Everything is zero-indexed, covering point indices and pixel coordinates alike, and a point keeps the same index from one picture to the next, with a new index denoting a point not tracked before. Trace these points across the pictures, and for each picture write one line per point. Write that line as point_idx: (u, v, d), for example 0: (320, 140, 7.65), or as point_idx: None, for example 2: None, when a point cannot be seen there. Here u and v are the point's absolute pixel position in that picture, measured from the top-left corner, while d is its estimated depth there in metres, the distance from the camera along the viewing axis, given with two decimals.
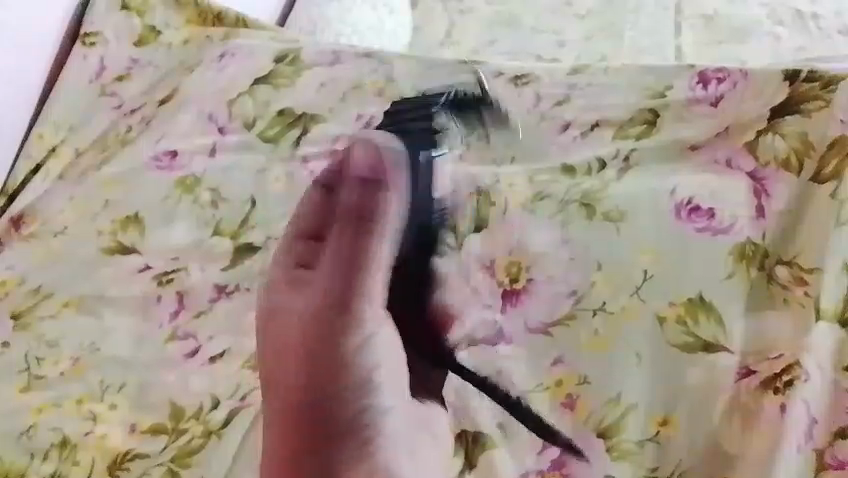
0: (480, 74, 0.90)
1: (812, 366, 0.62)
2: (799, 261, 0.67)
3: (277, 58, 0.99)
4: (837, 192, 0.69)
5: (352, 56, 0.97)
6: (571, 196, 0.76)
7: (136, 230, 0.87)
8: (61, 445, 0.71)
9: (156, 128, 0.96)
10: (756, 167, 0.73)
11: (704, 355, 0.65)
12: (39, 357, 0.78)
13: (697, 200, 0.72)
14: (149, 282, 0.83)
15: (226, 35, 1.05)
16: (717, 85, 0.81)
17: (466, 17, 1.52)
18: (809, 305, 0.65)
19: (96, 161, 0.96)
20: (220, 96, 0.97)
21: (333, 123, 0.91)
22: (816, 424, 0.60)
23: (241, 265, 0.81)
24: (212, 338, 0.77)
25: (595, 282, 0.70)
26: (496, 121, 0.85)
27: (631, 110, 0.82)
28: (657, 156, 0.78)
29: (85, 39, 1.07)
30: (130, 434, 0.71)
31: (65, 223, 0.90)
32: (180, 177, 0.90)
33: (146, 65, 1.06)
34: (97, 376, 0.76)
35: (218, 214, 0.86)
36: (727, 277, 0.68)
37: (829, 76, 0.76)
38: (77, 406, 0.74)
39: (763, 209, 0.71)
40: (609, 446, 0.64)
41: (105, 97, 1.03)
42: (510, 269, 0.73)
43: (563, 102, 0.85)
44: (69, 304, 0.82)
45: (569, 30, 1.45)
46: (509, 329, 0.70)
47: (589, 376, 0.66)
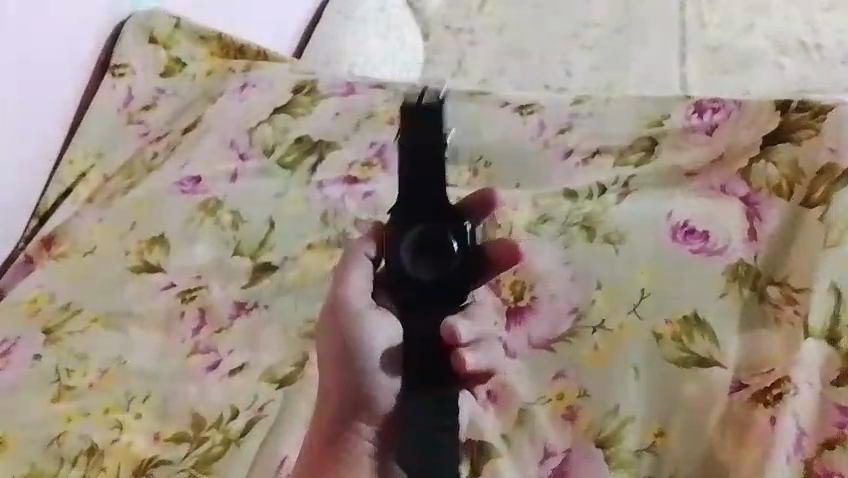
0: (488, 104, 0.95)
1: (802, 381, 0.65)
2: (789, 281, 0.71)
3: (296, 89, 1.05)
4: (824, 216, 0.72)
5: (367, 87, 1.03)
6: (574, 219, 0.80)
7: (161, 250, 0.92)
8: (89, 452, 0.75)
9: (180, 154, 1.01)
10: (749, 192, 0.77)
11: (697, 370, 0.68)
12: (68, 369, 0.82)
13: (692, 224, 0.76)
14: (172, 298, 0.87)
15: (247, 66, 1.11)
16: (712, 115, 0.85)
17: (477, 49, 1.59)
18: (798, 324, 0.68)
19: (123, 185, 1.01)
20: (241, 124, 1.03)
21: (347, 151, 0.98)
22: (805, 435, 0.64)
23: (257, 285, 0.87)
24: (232, 352, 0.82)
25: (595, 300, 0.74)
26: (501, 149, 0.90)
27: (630, 138, 0.87)
28: (654, 182, 0.82)
29: (115, 70, 1.13)
30: (153, 443, 0.76)
31: (94, 244, 0.95)
32: (203, 200, 0.95)
33: (172, 95, 1.11)
34: (124, 388, 0.80)
35: (238, 235, 0.91)
36: (721, 296, 0.71)
37: (818, 107, 0.79)
38: (104, 416, 0.78)
39: (755, 232, 0.74)
40: (608, 456, 0.67)
41: (133, 125, 1.09)
42: (514, 288, 0.77)
43: (566, 131, 0.90)
44: (97, 321, 0.86)
45: (577, 61, 1.52)
46: (513, 344, 0.74)
47: (589, 389, 0.70)
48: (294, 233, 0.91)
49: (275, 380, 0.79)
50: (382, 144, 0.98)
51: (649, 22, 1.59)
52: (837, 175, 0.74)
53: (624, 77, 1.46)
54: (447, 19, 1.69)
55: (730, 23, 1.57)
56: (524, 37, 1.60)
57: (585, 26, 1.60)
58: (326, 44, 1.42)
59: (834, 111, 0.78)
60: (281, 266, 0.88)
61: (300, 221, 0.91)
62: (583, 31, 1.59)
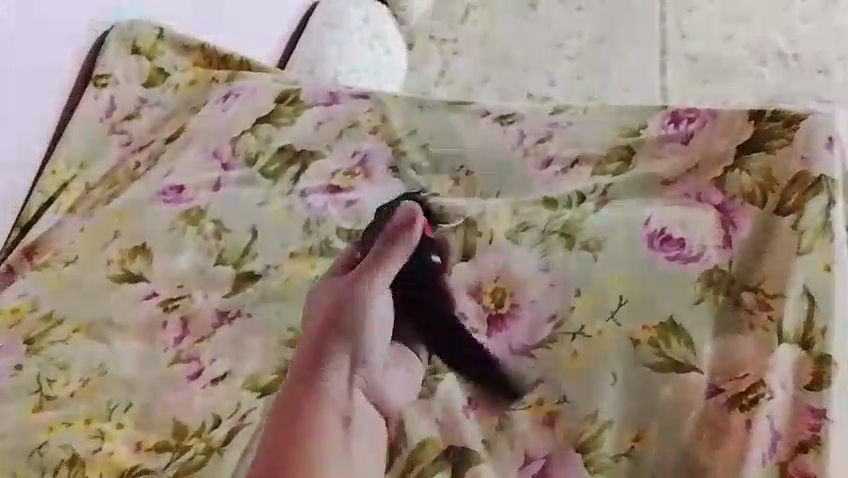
0: (469, 115, 0.96)
1: (775, 385, 0.66)
2: (763, 287, 0.72)
3: (279, 99, 1.05)
4: (797, 223, 0.73)
5: (349, 96, 1.04)
6: (553, 225, 0.81)
7: (144, 260, 0.92)
8: (69, 461, 0.75)
9: (163, 163, 1.02)
10: (723, 200, 0.79)
11: (674, 374, 0.69)
12: (49, 379, 0.82)
13: (669, 231, 0.77)
14: (155, 307, 0.87)
15: (231, 76, 1.12)
16: (687, 125, 0.87)
17: (460, 58, 1.61)
18: (772, 329, 0.69)
19: (105, 194, 1.02)
20: (225, 134, 1.03)
21: (331, 161, 0.98)
22: (779, 439, 0.65)
23: (241, 293, 0.87)
24: (214, 361, 0.82)
25: (574, 306, 0.75)
26: (482, 159, 0.92)
27: (607, 148, 0.89)
28: (632, 190, 0.83)
29: (96, 80, 1.13)
30: (135, 452, 0.76)
31: (76, 253, 0.95)
32: (185, 210, 0.95)
33: (155, 104, 1.12)
34: (105, 397, 0.80)
35: (221, 244, 0.91)
36: (697, 302, 0.73)
37: (790, 116, 0.81)
38: (85, 425, 0.78)
39: (730, 239, 0.76)
40: (587, 460, 0.68)
41: (115, 134, 1.09)
42: (495, 295, 0.78)
43: (546, 140, 0.91)
44: (78, 331, 0.87)
45: (559, 71, 1.53)
46: (493, 352, 0.75)
47: (569, 395, 0.71)
48: (277, 243, 0.90)
49: (257, 387, 0.78)
50: (366, 153, 0.98)
51: (629, 32, 1.62)
52: (809, 183, 0.75)
53: (604, 87, 1.48)
54: (431, 28, 1.71)
55: (710, 33, 1.59)
56: (506, 46, 1.62)
57: (566, 36, 1.63)
58: (311, 54, 1.43)
59: (806, 120, 0.80)
60: (264, 275, 0.88)
61: (282, 231, 0.91)
62: (564, 41, 1.61)
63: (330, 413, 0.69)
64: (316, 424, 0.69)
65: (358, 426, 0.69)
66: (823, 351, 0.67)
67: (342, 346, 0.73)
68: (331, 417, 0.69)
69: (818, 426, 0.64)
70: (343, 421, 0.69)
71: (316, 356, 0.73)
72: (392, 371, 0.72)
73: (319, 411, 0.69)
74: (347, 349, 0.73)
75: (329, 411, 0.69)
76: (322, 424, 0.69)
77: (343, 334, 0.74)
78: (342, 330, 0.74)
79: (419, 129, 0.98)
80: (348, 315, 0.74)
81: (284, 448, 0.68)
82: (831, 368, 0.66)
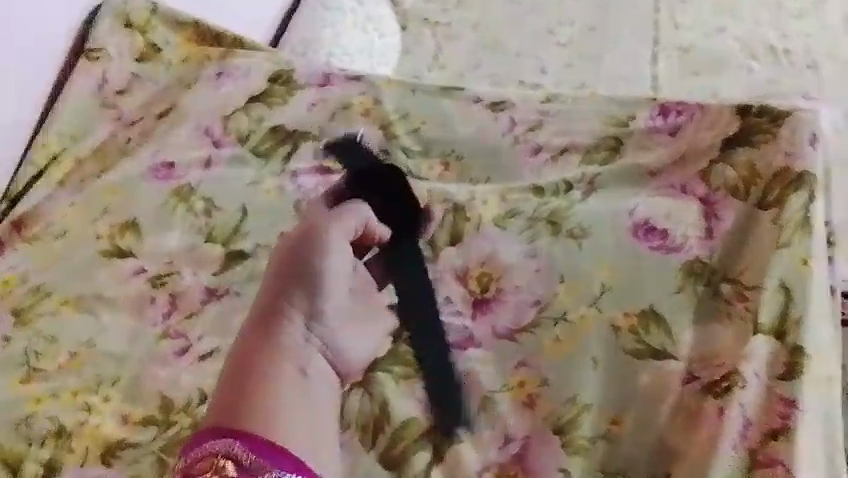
0: (461, 101, 0.97)
1: (749, 374, 0.68)
2: (742, 278, 0.74)
3: (271, 78, 1.05)
4: (778, 217, 0.75)
5: (342, 78, 1.04)
6: (540, 213, 0.83)
7: (133, 236, 0.93)
8: (57, 433, 0.76)
9: (154, 140, 1.02)
10: (707, 192, 0.80)
11: (652, 361, 0.71)
12: (38, 351, 0.83)
13: (653, 221, 0.79)
14: (144, 283, 0.88)
15: (225, 53, 1.11)
16: (676, 117, 0.88)
17: (453, 42, 1.62)
18: (749, 320, 0.71)
19: (96, 170, 1.02)
20: (217, 112, 1.04)
21: (321, 141, 0.98)
22: (750, 426, 0.67)
23: (230, 271, 0.88)
24: (201, 337, 0.83)
25: (558, 292, 0.77)
26: (473, 146, 0.92)
27: (596, 137, 0.90)
28: (619, 180, 0.84)
29: (89, 55, 1.13)
30: (122, 425, 0.77)
31: (65, 228, 0.95)
32: (176, 187, 0.96)
33: (147, 81, 1.12)
34: (93, 371, 0.81)
35: (211, 222, 0.92)
36: (677, 291, 0.75)
37: (777, 112, 0.82)
38: (72, 397, 0.79)
39: (712, 230, 0.78)
40: (565, 442, 0.69)
41: (107, 109, 1.09)
42: (481, 280, 0.80)
43: (536, 128, 0.92)
44: (67, 304, 0.87)
45: (552, 59, 1.54)
46: (477, 334, 0.76)
47: (549, 379, 0.73)
48: (267, 223, 0.91)
49: None
50: (358, 135, 0.97)
51: (623, 21, 1.62)
52: (791, 178, 0.77)
53: (596, 76, 1.49)
54: (425, 11, 1.71)
55: (704, 25, 1.61)
56: (500, 32, 1.63)
57: (560, 24, 1.63)
58: (304, 33, 1.43)
59: (792, 116, 0.81)
60: (253, 254, 0.89)
61: (272, 211, 0.92)
62: (558, 28, 1.62)
63: (286, 364, 0.61)
64: (270, 375, 0.59)
65: (314, 377, 0.62)
66: (796, 343, 0.69)
67: (300, 293, 0.66)
68: (287, 368, 0.60)
69: (789, 414, 0.66)
70: (300, 369, 0.61)
71: (271, 302, 0.66)
72: (348, 326, 0.69)
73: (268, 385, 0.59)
74: (307, 295, 0.66)
75: (286, 361, 0.61)
76: (277, 373, 0.60)
77: (294, 294, 0.66)
78: (300, 277, 0.67)
79: (410, 112, 0.98)
80: (304, 276, 0.67)
81: (230, 413, 0.56)
82: (803, 360, 0.69)
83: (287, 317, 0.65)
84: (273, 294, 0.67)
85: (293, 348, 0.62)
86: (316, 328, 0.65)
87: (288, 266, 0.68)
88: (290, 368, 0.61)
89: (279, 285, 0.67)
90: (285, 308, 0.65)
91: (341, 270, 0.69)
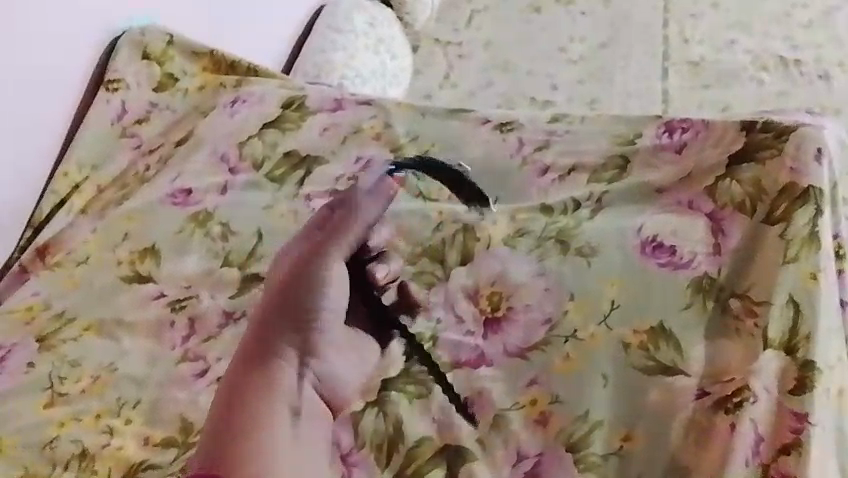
0: (468, 123, 0.98)
1: (760, 389, 0.69)
2: (750, 294, 0.75)
3: (284, 104, 1.07)
4: (785, 232, 0.76)
5: (353, 102, 1.05)
6: (548, 233, 0.84)
7: (152, 261, 0.95)
8: (81, 455, 0.79)
9: (172, 167, 1.05)
10: (714, 209, 0.81)
11: (662, 377, 0.72)
12: (62, 375, 0.86)
13: (661, 238, 0.80)
14: (163, 307, 0.90)
15: (238, 81, 1.14)
16: (681, 135, 0.88)
17: (465, 61, 1.64)
18: (758, 335, 0.72)
19: (116, 196, 1.05)
20: (232, 138, 1.06)
21: (336, 165, 1.00)
22: (763, 442, 0.68)
23: (247, 294, 0.89)
24: (219, 359, 0.84)
25: (567, 311, 0.78)
26: (482, 166, 0.94)
27: (603, 156, 0.90)
28: (626, 199, 0.85)
29: (108, 86, 1.16)
30: (143, 446, 0.79)
31: (87, 254, 0.98)
32: (193, 213, 0.98)
33: (165, 109, 1.15)
34: (115, 394, 0.84)
35: (228, 246, 0.94)
36: (685, 307, 0.76)
37: (782, 127, 0.82)
38: (95, 420, 0.82)
39: (719, 246, 0.78)
40: (577, 459, 0.71)
41: (126, 138, 1.13)
42: (492, 299, 0.81)
43: (544, 147, 0.93)
44: (89, 329, 0.90)
45: (561, 76, 1.56)
46: (489, 353, 0.78)
47: (560, 396, 0.74)
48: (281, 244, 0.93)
49: None
50: (368, 159, 0.99)
51: (633, 38, 1.64)
52: (797, 194, 0.77)
53: (605, 93, 1.50)
54: (437, 32, 1.73)
55: (713, 39, 1.62)
56: (511, 51, 1.65)
57: (570, 42, 1.65)
58: (317, 58, 1.44)
59: (797, 131, 0.81)
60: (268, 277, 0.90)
61: (286, 234, 0.93)
62: (568, 46, 1.64)
63: (277, 398, 0.74)
64: (265, 405, 0.73)
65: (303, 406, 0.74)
66: (807, 357, 0.70)
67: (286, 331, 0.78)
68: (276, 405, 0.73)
69: (801, 429, 0.67)
70: (293, 404, 0.74)
71: (264, 336, 0.78)
72: (343, 358, 0.77)
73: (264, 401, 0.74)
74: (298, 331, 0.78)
75: (277, 401, 0.73)
76: (272, 413, 0.73)
77: (281, 330, 0.78)
78: (292, 314, 0.78)
79: (421, 134, 0.99)
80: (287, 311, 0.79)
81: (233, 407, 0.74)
82: (815, 374, 0.69)
83: (280, 353, 0.77)
84: (270, 327, 0.78)
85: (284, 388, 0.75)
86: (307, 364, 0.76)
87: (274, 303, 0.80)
88: (283, 405, 0.73)
89: (275, 316, 0.79)
90: (278, 343, 0.77)
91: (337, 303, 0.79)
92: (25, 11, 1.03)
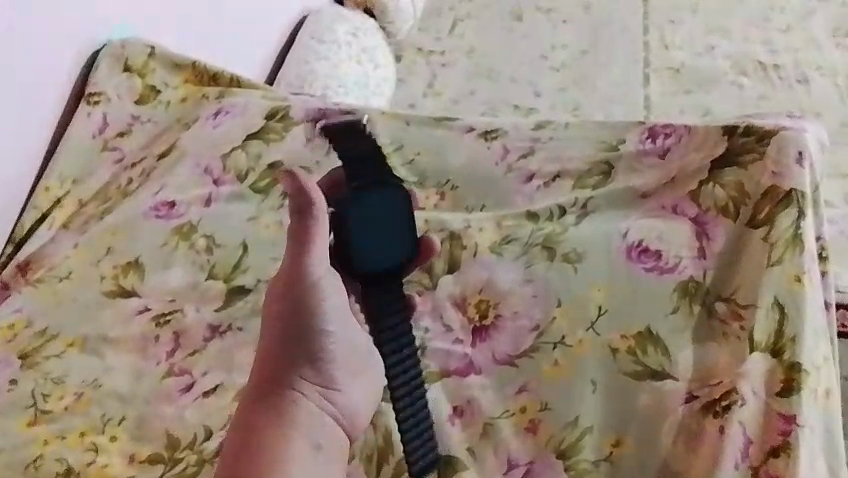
0: (452, 131, 0.97)
1: (747, 391, 0.69)
2: (736, 297, 0.75)
3: (269, 115, 1.06)
4: (768, 236, 0.76)
5: (336, 112, 1.04)
6: (535, 239, 0.84)
7: (136, 275, 0.94)
8: (65, 473, 0.77)
9: (155, 180, 1.04)
10: (698, 212, 0.82)
11: (651, 381, 0.73)
12: (45, 393, 0.85)
13: (646, 243, 0.80)
14: (147, 322, 0.89)
15: (221, 92, 1.13)
16: (664, 140, 0.88)
17: (448, 69, 1.65)
18: (744, 338, 0.72)
19: (98, 210, 1.04)
20: (215, 150, 1.05)
21: (319, 175, 0.99)
22: (751, 444, 0.68)
23: (231, 307, 0.89)
24: (206, 374, 0.84)
25: (555, 317, 0.78)
26: (467, 172, 0.94)
27: (587, 162, 0.90)
28: (611, 204, 0.86)
29: (89, 98, 1.15)
30: (129, 464, 0.78)
31: (69, 270, 0.96)
32: (177, 226, 0.97)
33: (147, 121, 1.14)
34: (99, 410, 0.83)
35: (212, 258, 0.93)
36: (673, 311, 0.76)
37: (763, 131, 0.83)
38: (80, 438, 0.80)
39: (704, 250, 0.79)
40: (568, 465, 0.70)
41: (108, 151, 1.12)
42: (479, 306, 0.81)
43: (528, 155, 0.93)
44: (72, 346, 0.89)
45: (543, 83, 1.57)
46: (478, 360, 0.78)
47: (550, 402, 0.74)
48: (267, 255, 0.92)
49: None
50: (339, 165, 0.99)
51: (614, 45, 1.65)
52: (780, 196, 0.78)
53: (588, 99, 1.51)
54: (419, 42, 1.73)
55: (693, 44, 1.63)
56: (493, 59, 1.65)
57: (552, 49, 1.66)
58: (301, 68, 1.44)
59: (778, 134, 0.81)
60: (254, 289, 0.90)
61: (272, 245, 0.93)
62: (550, 53, 1.65)
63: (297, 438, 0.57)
64: (284, 450, 0.56)
65: (327, 448, 0.59)
66: (793, 359, 0.70)
67: (297, 352, 0.60)
68: (297, 441, 0.57)
69: (789, 431, 0.67)
70: (312, 442, 0.58)
71: (272, 363, 0.60)
72: (365, 384, 0.63)
73: (281, 438, 0.57)
74: (313, 354, 0.60)
75: (294, 436, 0.57)
76: (287, 447, 0.56)
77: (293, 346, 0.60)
78: (302, 335, 0.60)
79: (404, 144, 0.98)
80: (295, 324, 0.60)
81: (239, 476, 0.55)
82: (801, 375, 0.69)
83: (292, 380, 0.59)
84: (275, 357, 0.60)
85: (303, 422, 0.58)
86: (326, 392, 0.60)
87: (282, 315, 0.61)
88: (303, 441, 0.57)
89: (279, 346, 0.61)
90: (290, 366, 0.60)
91: (336, 317, 0.61)
92: (23, 13, 1.04)
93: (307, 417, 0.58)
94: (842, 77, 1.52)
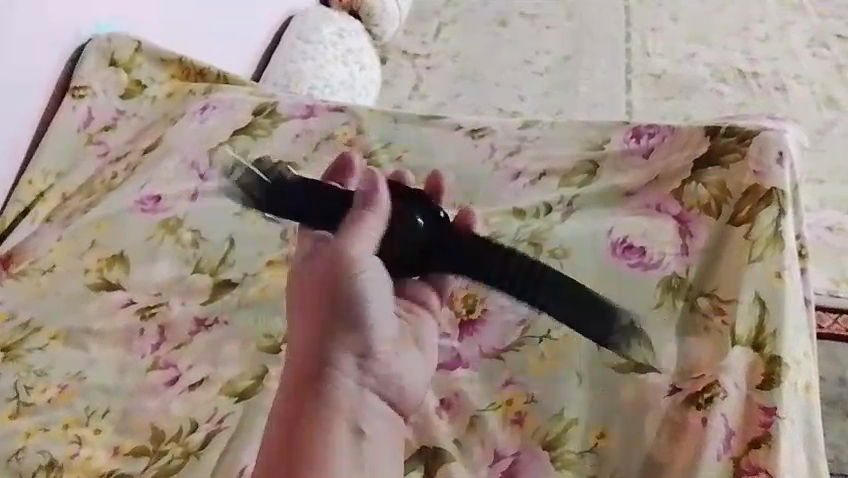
0: (441, 127, 0.98)
1: (728, 384, 0.70)
2: (718, 293, 0.76)
3: (256, 111, 1.06)
4: (750, 233, 0.78)
5: (324, 108, 1.04)
6: (521, 236, 0.86)
7: (121, 268, 0.93)
8: (48, 466, 0.77)
9: (140, 174, 1.03)
10: (681, 211, 0.83)
11: (635, 375, 0.74)
12: (27, 385, 0.84)
13: (631, 239, 0.82)
14: (132, 315, 0.89)
15: (208, 89, 1.13)
16: (648, 140, 0.90)
17: (433, 72, 1.66)
18: (726, 331, 0.74)
19: (82, 203, 1.03)
20: (203, 145, 1.05)
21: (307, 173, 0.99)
22: (733, 436, 0.68)
23: (218, 301, 0.88)
24: (191, 367, 0.83)
25: (542, 311, 0.79)
26: (453, 170, 0.94)
27: (573, 160, 0.92)
28: (597, 201, 0.87)
29: (74, 92, 1.14)
30: (113, 457, 0.77)
31: (53, 262, 0.96)
32: (163, 220, 0.97)
33: (132, 116, 1.14)
34: (83, 403, 0.82)
35: (198, 253, 0.93)
36: (657, 305, 0.78)
37: (744, 131, 0.84)
38: (63, 431, 0.80)
39: (687, 247, 0.81)
40: (554, 456, 0.71)
41: (92, 145, 1.11)
42: (466, 301, 0.81)
43: (515, 152, 0.94)
44: (55, 338, 0.88)
45: (528, 87, 1.59)
46: (466, 353, 0.78)
47: (535, 395, 0.74)
48: (253, 251, 0.92)
49: (234, 392, 0.80)
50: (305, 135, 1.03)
51: (597, 51, 1.67)
52: (761, 195, 0.80)
53: (571, 104, 1.53)
54: (405, 44, 1.74)
55: (674, 51, 1.66)
56: (478, 63, 1.67)
57: (537, 54, 1.68)
58: (287, 68, 1.45)
59: (759, 135, 0.83)
60: (241, 283, 0.89)
61: (258, 240, 0.93)
62: (534, 57, 1.67)
63: (340, 426, 0.55)
64: (327, 445, 0.54)
65: (372, 434, 0.57)
66: (774, 352, 0.71)
67: (346, 333, 0.57)
68: (341, 430, 0.55)
69: (770, 422, 0.68)
70: (355, 433, 0.56)
71: (311, 350, 0.57)
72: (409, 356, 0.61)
73: (326, 426, 0.55)
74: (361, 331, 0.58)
75: (337, 427, 0.55)
76: (331, 434, 0.54)
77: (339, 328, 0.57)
78: (343, 318, 0.58)
79: (393, 142, 0.99)
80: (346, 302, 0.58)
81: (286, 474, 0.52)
82: (781, 368, 0.71)
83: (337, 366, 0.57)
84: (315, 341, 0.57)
85: (347, 405, 0.56)
86: (372, 372, 0.58)
87: (327, 296, 0.58)
88: (344, 432, 0.55)
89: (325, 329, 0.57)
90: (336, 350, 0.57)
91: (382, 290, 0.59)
92: (21, 13, 1.06)
93: (352, 402, 0.56)
94: (818, 86, 1.56)
